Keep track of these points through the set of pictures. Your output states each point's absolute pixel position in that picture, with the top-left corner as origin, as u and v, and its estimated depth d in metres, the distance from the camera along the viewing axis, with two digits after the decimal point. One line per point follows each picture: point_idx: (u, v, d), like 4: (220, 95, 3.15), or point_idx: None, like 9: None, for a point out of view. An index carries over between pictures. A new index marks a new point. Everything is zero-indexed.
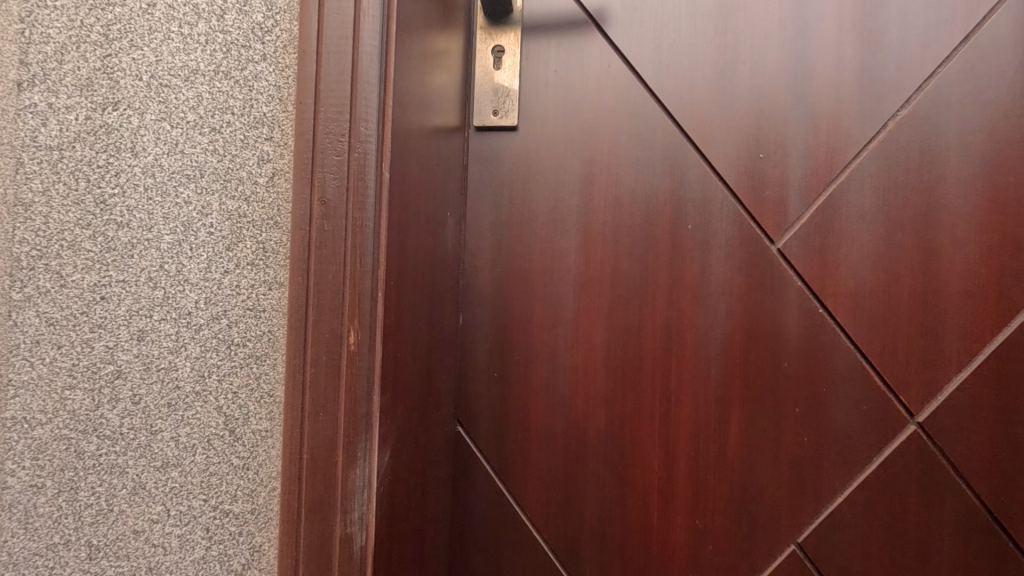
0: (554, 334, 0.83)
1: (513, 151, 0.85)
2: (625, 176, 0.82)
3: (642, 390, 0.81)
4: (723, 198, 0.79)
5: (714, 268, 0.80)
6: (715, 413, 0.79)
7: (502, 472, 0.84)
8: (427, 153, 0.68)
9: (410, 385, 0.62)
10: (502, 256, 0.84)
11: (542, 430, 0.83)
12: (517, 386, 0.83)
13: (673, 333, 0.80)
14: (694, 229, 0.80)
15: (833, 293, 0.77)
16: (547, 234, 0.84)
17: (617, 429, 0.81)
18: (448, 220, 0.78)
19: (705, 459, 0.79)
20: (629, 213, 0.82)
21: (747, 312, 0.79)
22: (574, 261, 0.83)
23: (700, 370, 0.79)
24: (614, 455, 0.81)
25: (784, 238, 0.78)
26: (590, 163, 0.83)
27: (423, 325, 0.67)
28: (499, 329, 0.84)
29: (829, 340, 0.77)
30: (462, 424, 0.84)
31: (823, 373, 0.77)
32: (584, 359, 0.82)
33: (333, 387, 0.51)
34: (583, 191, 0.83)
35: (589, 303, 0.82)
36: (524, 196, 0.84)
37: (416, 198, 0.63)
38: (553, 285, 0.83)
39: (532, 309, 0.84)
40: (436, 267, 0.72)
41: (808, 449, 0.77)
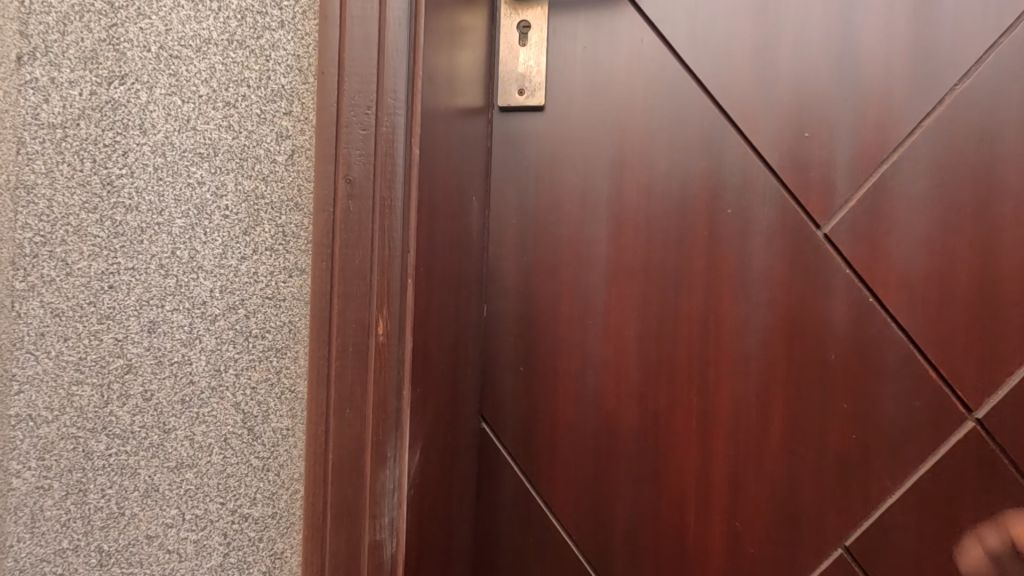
0: (584, 327, 0.79)
1: (539, 133, 0.80)
2: (659, 158, 0.78)
3: (678, 384, 0.76)
4: (765, 181, 0.75)
5: (755, 255, 0.75)
6: (757, 409, 0.75)
7: (529, 471, 0.80)
8: (452, 134, 0.64)
9: (437, 381, 0.58)
10: (528, 244, 0.80)
11: (571, 427, 0.79)
12: (545, 380, 0.79)
13: (711, 324, 0.76)
14: (733, 215, 0.76)
15: (883, 282, 0.72)
16: (575, 221, 0.79)
17: (652, 426, 0.77)
18: (472, 205, 0.73)
19: (746, 457, 0.75)
20: (663, 198, 0.77)
21: (791, 302, 0.74)
22: (604, 249, 0.78)
23: (740, 363, 0.75)
24: (648, 453, 0.77)
25: (831, 223, 0.73)
26: (622, 145, 0.78)
27: (448, 317, 0.63)
28: (524, 321, 0.80)
29: (878, 331, 0.72)
30: (487, 421, 0.80)
31: (874, 366, 0.72)
32: (616, 352, 0.78)
33: (361, 382, 0.46)
34: (614, 175, 0.78)
35: (620, 293, 0.78)
36: (551, 181, 0.80)
37: (442, 182, 0.59)
38: (582, 275, 0.79)
39: (560, 300, 0.79)
40: (460, 256, 0.68)
41: (857, 447, 0.72)
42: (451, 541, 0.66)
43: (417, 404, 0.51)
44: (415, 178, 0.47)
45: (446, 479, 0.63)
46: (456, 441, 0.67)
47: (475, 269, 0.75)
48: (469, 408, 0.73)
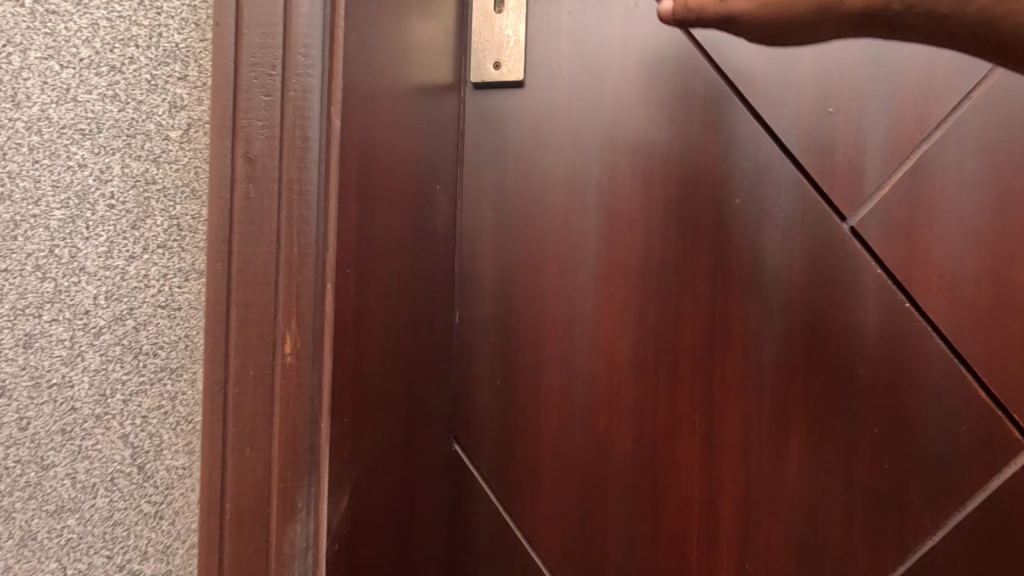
0: (570, 336, 0.68)
1: (519, 112, 0.70)
2: (656, 138, 0.67)
3: (679, 400, 0.66)
4: (780, 164, 0.64)
5: (769, 253, 0.64)
6: (770, 431, 0.64)
7: (507, 500, 0.70)
8: (411, 108, 0.54)
9: (383, 406, 0.48)
10: (507, 240, 0.70)
11: (555, 450, 0.69)
12: (526, 396, 0.69)
13: (718, 332, 0.65)
14: (743, 204, 0.65)
15: (923, 285, 0.61)
16: (560, 214, 0.69)
17: (648, 452, 0.66)
18: (439, 195, 0.64)
19: (758, 489, 0.64)
20: (661, 186, 0.67)
21: (812, 307, 0.63)
22: (594, 245, 0.68)
23: (750, 377, 0.64)
24: (643, 480, 0.67)
25: (859, 214, 0.62)
26: (614, 125, 0.68)
27: (403, 329, 0.53)
28: (503, 329, 0.70)
29: (916, 343, 0.61)
30: (460, 443, 0.71)
31: (911, 383, 0.61)
32: (607, 364, 0.67)
33: (264, 414, 0.37)
34: (605, 160, 0.68)
35: (612, 296, 0.67)
36: (532, 168, 0.70)
37: (394, 168, 0.49)
38: (569, 275, 0.68)
39: (544, 303, 0.69)
40: (422, 254, 0.58)
41: (890, 479, 0.61)
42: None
43: (345, 439, 0.41)
44: (336, 156, 0.38)
45: (398, 519, 0.53)
46: (415, 470, 0.57)
47: (444, 268, 0.66)
48: (436, 428, 0.64)
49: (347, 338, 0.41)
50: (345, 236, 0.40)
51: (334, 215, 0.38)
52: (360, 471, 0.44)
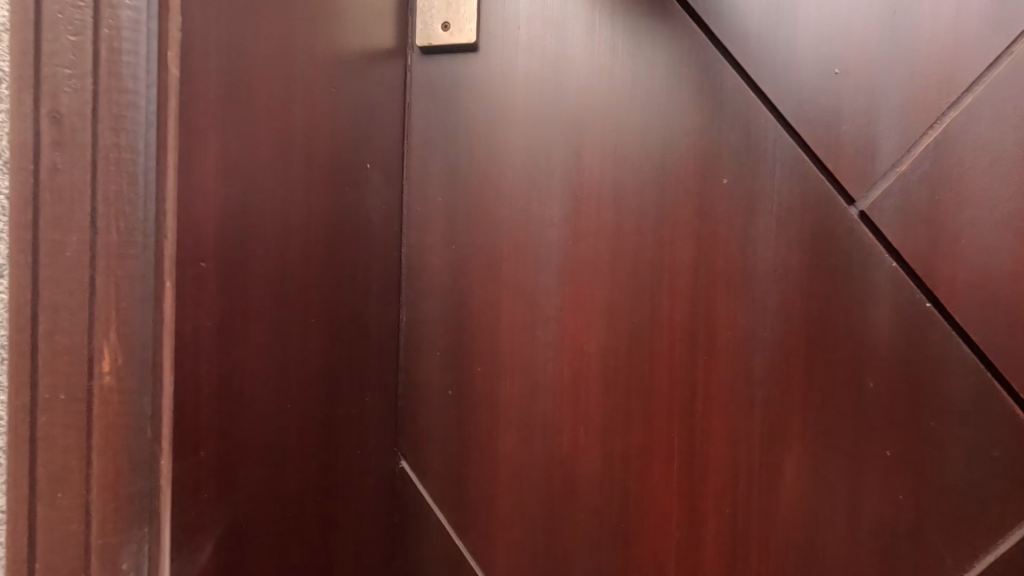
0: (530, 339, 0.59)
1: (472, 81, 0.61)
2: (630, 108, 0.57)
3: (655, 415, 0.56)
4: (776, 137, 0.54)
5: (762, 243, 0.54)
6: (762, 453, 0.54)
7: (457, 526, 0.61)
8: (324, 69, 0.45)
9: (277, 427, 0.40)
10: (458, 230, 0.61)
11: (514, 470, 0.60)
12: (480, 408, 0.61)
13: (700, 336, 0.55)
14: (732, 185, 0.55)
15: (947, 281, 0.50)
16: (519, 199, 0.60)
17: (619, 474, 0.57)
18: (374, 176, 0.55)
19: (746, 521, 0.55)
20: (635, 163, 0.57)
21: (812, 308, 0.53)
22: (557, 234, 0.59)
23: (738, 389, 0.55)
24: (613, 505, 0.58)
25: (870, 197, 0.52)
26: (581, 94, 0.58)
27: (312, 333, 0.44)
28: (454, 331, 0.61)
29: (938, 351, 0.51)
30: (406, 460, 0.62)
31: (930, 398, 0.51)
32: (572, 372, 0.58)
33: (79, 450, 0.29)
34: (571, 134, 0.59)
35: (578, 294, 0.58)
36: (488, 145, 0.60)
37: (290, 139, 0.40)
38: (529, 269, 0.59)
39: (501, 302, 0.60)
40: (345, 245, 0.49)
41: (903, 513, 0.52)
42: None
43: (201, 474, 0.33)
44: (174, 117, 0.30)
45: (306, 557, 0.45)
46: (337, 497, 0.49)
47: (382, 261, 0.57)
48: (370, 446, 0.55)
49: (203, 348, 0.32)
50: (194, 221, 0.31)
51: (172, 194, 0.30)
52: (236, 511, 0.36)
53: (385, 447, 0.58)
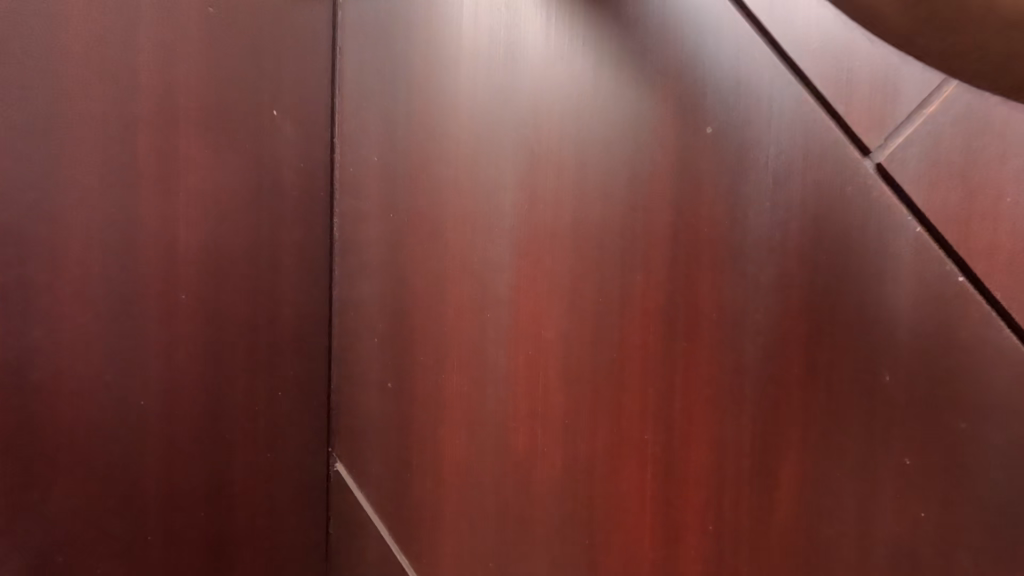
0: (479, 323, 0.53)
1: (415, 27, 0.55)
2: (595, 47, 0.48)
3: (624, 413, 0.48)
4: (773, 75, 0.44)
5: (754, 205, 0.44)
6: (753, 460, 0.45)
7: (406, 526, 0.56)
8: (182, 18, 0.45)
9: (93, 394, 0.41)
10: (397, 194, 0.56)
11: (461, 468, 0.54)
12: (424, 397, 0.55)
13: (679, 322, 0.46)
14: (719, 137, 0.45)
15: (987, 250, 0.40)
16: (465, 158, 0.53)
17: (581, 480, 0.49)
18: (287, 126, 0.53)
19: (735, 539, 0.46)
20: (602, 113, 0.48)
21: (816, 284, 0.43)
22: (512, 203, 0.52)
23: (725, 385, 0.45)
24: (578, 517, 0.50)
25: (891, 146, 0.41)
26: (535, 33, 0.50)
27: (162, 284, 0.45)
28: (393, 315, 0.56)
29: (970, 337, 0.40)
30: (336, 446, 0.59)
31: (962, 395, 0.41)
32: (527, 362, 0.51)
33: None
34: (524, 82, 0.51)
35: (534, 273, 0.51)
36: (431, 96, 0.54)
37: (117, 86, 0.41)
38: (479, 244, 0.53)
39: (447, 281, 0.54)
40: (219, 201, 0.48)
41: (926, 540, 0.42)
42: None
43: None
44: None
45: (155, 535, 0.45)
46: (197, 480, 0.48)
47: (297, 224, 0.55)
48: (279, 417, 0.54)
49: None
50: None
51: None
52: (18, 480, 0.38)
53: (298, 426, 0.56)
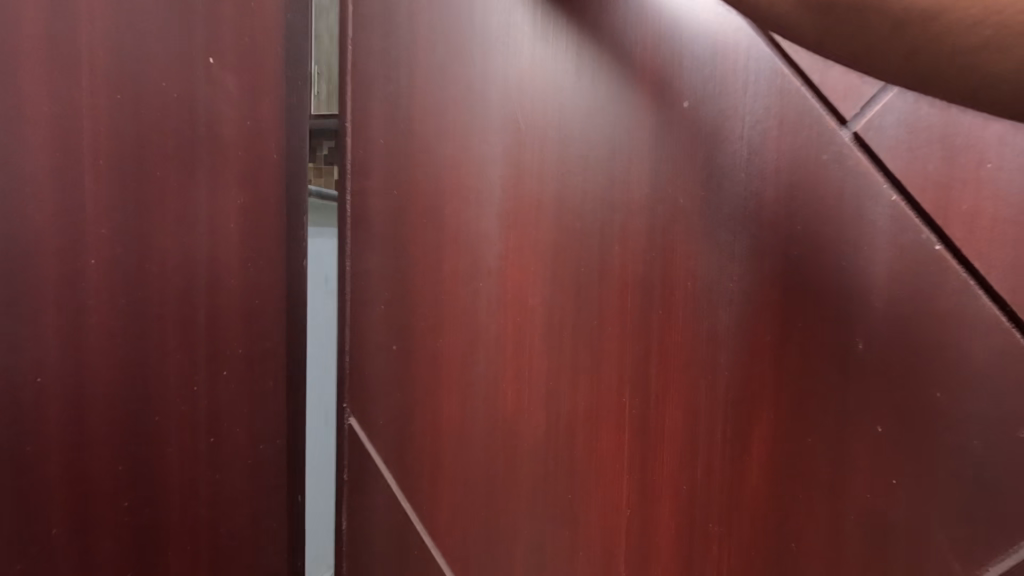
0: (472, 289, 0.61)
1: (420, 16, 0.63)
2: (575, 34, 0.52)
3: (606, 374, 0.53)
4: (749, 43, 0.44)
5: (728, 175, 0.46)
6: (724, 424, 0.47)
7: (409, 456, 0.68)
8: (191, 67, 0.65)
9: (110, 334, 0.60)
10: (400, 171, 0.66)
11: (460, 409, 0.63)
12: (425, 347, 0.65)
13: (652, 292, 0.50)
14: (693, 111, 0.46)
15: (966, 210, 0.38)
16: (449, 135, 0.61)
17: (564, 435, 0.55)
18: (226, 77, 0.68)
19: (706, 496, 0.48)
20: (580, 95, 0.52)
21: (786, 256, 0.44)
22: (497, 178, 0.58)
23: (693, 355, 0.48)
24: (560, 463, 0.56)
25: (868, 113, 0.40)
26: (518, 22, 0.55)
27: (64, 225, 0.56)
28: (398, 279, 0.68)
29: (949, 305, 0.39)
30: (372, 384, 0.72)
31: (935, 371, 0.40)
32: (514, 323, 0.58)
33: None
34: (507, 65, 0.56)
35: (519, 247, 0.57)
36: (427, 73, 0.62)
37: (130, 64, 0.59)
38: (470, 220, 0.61)
39: (445, 250, 0.63)
40: (157, 134, 0.62)
41: (894, 503, 0.42)
42: (193, 504, 0.71)
43: (31, 304, 0.54)
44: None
45: (173, 446, 0.68)
46: (180, 404, 0.68)
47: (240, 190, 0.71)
48: (262, 313, 0.76)
49: (75, 360, 0.58)
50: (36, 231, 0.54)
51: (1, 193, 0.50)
52: (92, 373, 0.59)
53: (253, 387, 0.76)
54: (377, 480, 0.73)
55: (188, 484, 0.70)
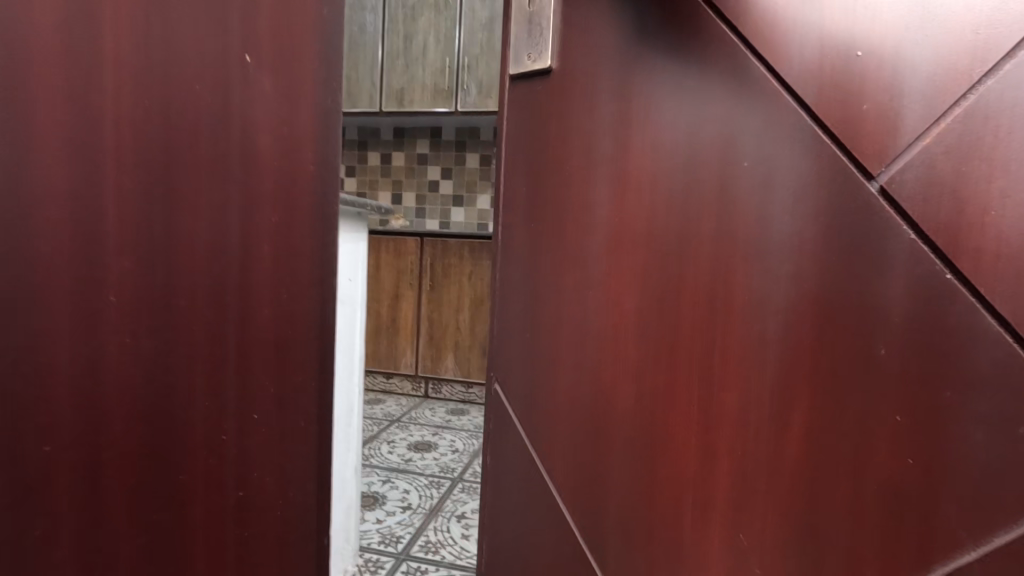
0: (582, 293, 0.80)
1: (550, 98, 0.85)
2: (664, 114, 0.70)
3: (677, 359, 0.70)
4: (795, 119, 0.59)
5: (779, 218, 0.61)
6: (772, 403, 0.62)
7: (528, 418, 0.92)
8: (227, 69, 0.58)
9: (128, 410, 0.51)
10: (536, 208, 0.88)
11: (570, 387, 0.83)
12: (539, 336, 0.88)
13: (718, 301, 0.66)
14: (751, 167, 0.63)
15: (973, 251, 0.50)
16: (569, 186, 0.82)
17: (647, 409, 0.73)
18: (263, 78, 0.62)
19: (754, 460, 0.63)
20: (670, 158, 0.70)
21: (825, 277, 0.57)
22: (604, 213, 0.77)
23: (750, 345, 0.63)
24: (642, 429, 0.73)
25: (891, 170, 0.53)
26: (626, 105, 0.74)
27: (83, 263, 0.46)
28: (526, 288, 0.90)
29: (958, 322, 0.51)
30: (507, 358, 0.95)
31: (943, 371, 0.51)
32: (614, 321, 0.76)
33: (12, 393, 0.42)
34: (616, 136, 0.76)
35: (618, 263, 0.75)
36: (555, 139, 0.84)
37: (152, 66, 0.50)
38: (583, 242, 0.80)
39: (565, 266, 0.83)
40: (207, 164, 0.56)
41: (909, 477, 0.53)
42: (221, 573, 0.64)
43: (45, 359, 0.44)
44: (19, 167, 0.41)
45: (197, 516, 0.60)
46: (206, 478, 0.61)
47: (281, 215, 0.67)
48: (294, 342, 0.71)
49: (116, 409, 0.50)
50: (50, 258, 0.43)
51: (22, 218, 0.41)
52: (111, 441, 0.50)
53: (282, 433, 0.72)
54: (509, 434, 0.97)
55: (218, 549, 0.63)
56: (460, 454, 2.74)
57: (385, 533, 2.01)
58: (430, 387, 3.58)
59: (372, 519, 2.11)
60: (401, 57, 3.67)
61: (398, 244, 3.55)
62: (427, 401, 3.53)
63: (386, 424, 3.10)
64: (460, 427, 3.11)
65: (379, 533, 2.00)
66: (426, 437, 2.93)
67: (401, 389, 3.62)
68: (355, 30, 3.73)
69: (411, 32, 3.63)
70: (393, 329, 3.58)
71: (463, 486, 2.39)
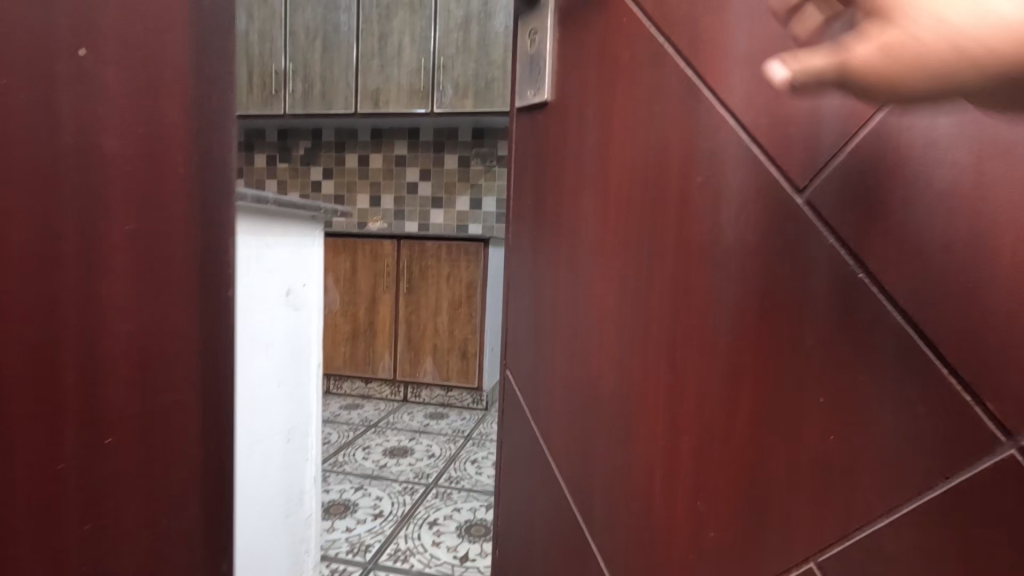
0: (575, 293, 0.97)
1: (553, 129, 1.05)
2: (635, 137, 0.84)
3: (649, 346, 0.82)
4: (738, 144, 0.69)
5: (726, 227, 0.71)
6: (725, 385, 0.72)
7: (531, 401, 1.14)
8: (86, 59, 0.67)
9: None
10: (542, 220, 1.08)
11: (566, 372, 1.00)
12: (546, 329, 1.06)
13: (682, 299, 0.77)
14: (704, 182, 0.74)
15: (879, 254, 0.55)
16: (565, 202, 1.00)
17: (626, 390, 0.86)
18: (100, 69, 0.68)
19: (711, 436, 0.74)
20: (642, 175, 0.82)
21: (765, 277, 0.67)
22: (592, 224, 0.92)
23: (709, 334, 0.74)
24: (624, 409, 0.87)
25: (817, 183, 0.61)
26: (604, 131, 0.90)
27: None
28: (534, 290, 1.10)
29: (869, 313, 0.57)
30: (517, 346, 1.19)
31: (859, 357, 0.58)
32: (601, 315, 0.91)
33: None
34: (599, 158, 0.91)
35: (604, 267, 0.90)
36: (556, 162, 1.03)
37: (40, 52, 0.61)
38: (574, 250, 0.97)
39: (563, 271, 1.01)
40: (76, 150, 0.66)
41: (835, 453, 0.61)
42: (123, 509, 0.78)
43: None
44: None
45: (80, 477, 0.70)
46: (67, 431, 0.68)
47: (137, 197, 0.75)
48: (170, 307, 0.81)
49: None
50: None
51: None
52: None
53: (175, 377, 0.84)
54: (510, 407, 1.26)
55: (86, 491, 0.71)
56: (435, 459, 2.82)
57: (355, 541, 2.09)
58: (409, 391, 3.67)
59: (342, 527, 2.19)
60: (376, 58, 3.72)
61: (374, 246, 3.62)
62: (406, 405, 3.61)
63: (364, 429, 3.19)
64: (438, 431, 3.20)
65: (348, 542, 2.08)
66: (403, 441, 3.02)
67: (381, 394, 3.72)
68: (330, 30, 3.78)
69: (386, 32, 3.68)
70: (371, 333, 3.65)
71: (436, 493, 2.47)
